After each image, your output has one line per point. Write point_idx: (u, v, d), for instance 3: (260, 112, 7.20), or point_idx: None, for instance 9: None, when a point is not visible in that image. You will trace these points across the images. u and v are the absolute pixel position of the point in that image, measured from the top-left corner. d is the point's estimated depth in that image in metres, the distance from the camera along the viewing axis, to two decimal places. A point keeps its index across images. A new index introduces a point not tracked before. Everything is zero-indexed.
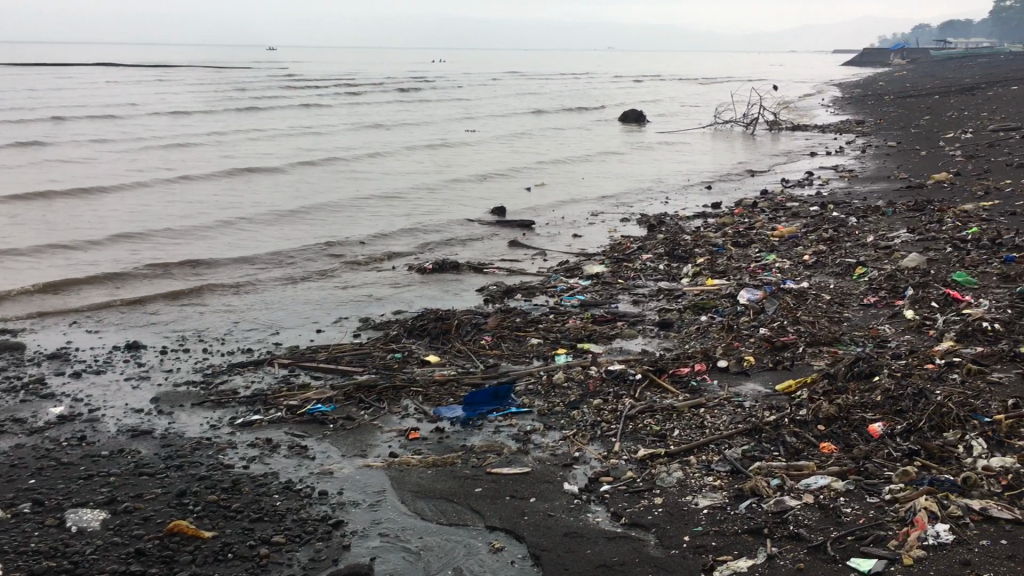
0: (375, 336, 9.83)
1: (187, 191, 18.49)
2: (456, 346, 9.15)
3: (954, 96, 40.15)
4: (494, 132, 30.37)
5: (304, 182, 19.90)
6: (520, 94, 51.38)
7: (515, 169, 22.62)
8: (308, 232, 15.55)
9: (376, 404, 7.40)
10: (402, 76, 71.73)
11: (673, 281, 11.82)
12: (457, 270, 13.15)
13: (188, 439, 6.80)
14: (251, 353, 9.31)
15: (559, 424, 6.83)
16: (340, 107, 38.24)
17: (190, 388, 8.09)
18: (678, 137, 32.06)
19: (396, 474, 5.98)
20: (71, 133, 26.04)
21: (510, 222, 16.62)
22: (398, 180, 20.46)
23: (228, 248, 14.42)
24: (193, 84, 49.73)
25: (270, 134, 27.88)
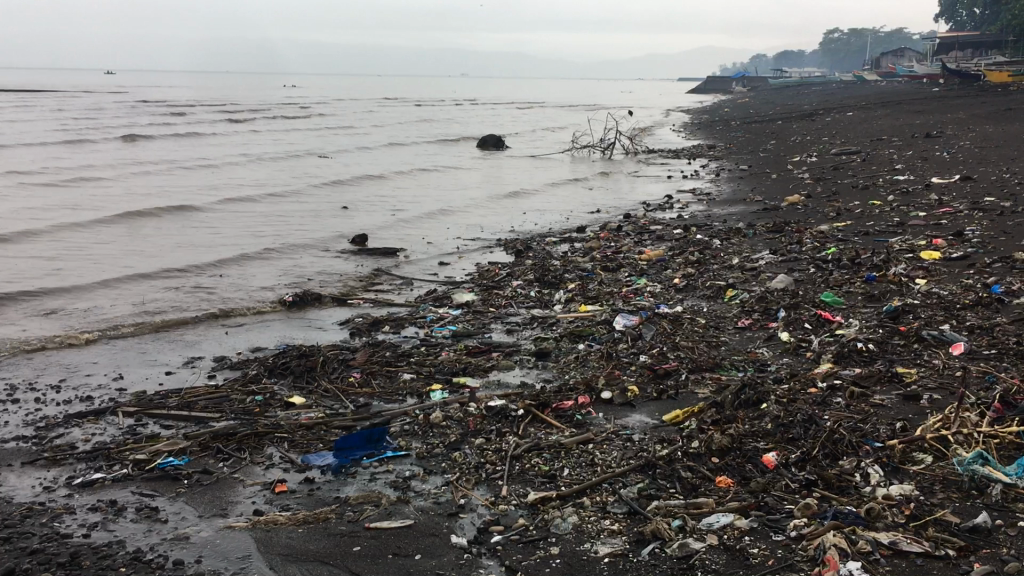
0: (233, 377, 9.09)
1: (17, 228, 16.94)
2: (323, 385, 8.56)
3: (797, 121, 42.14)
4: (355, 161, 29.69)
5: (151, 217, 18.68)
6: (378, 120, 50.81)
7: (378, 199, 22.05)
8: (157, 269, 14.50)
9: (236, 455, 6.73)
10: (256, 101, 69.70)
11: (545, 308, 11.57)
12: (321, 302, 12.50)
13: (16, 506, 5.90)
14: (92, 401, 8.40)
15: (440, 467, 6.39)
16: (189, 134, 36.57)
17: (20, 445, 7.14)
18: (539, 163, 32.22)
19: (262, 535, 5.36)
20: None
21: (375, 250, 16.05)
22: (255, 214, 19.51)
23: (66, 288, 13.18)
24: (27, 112, 46.56)
25: (114, 165, 26.23)
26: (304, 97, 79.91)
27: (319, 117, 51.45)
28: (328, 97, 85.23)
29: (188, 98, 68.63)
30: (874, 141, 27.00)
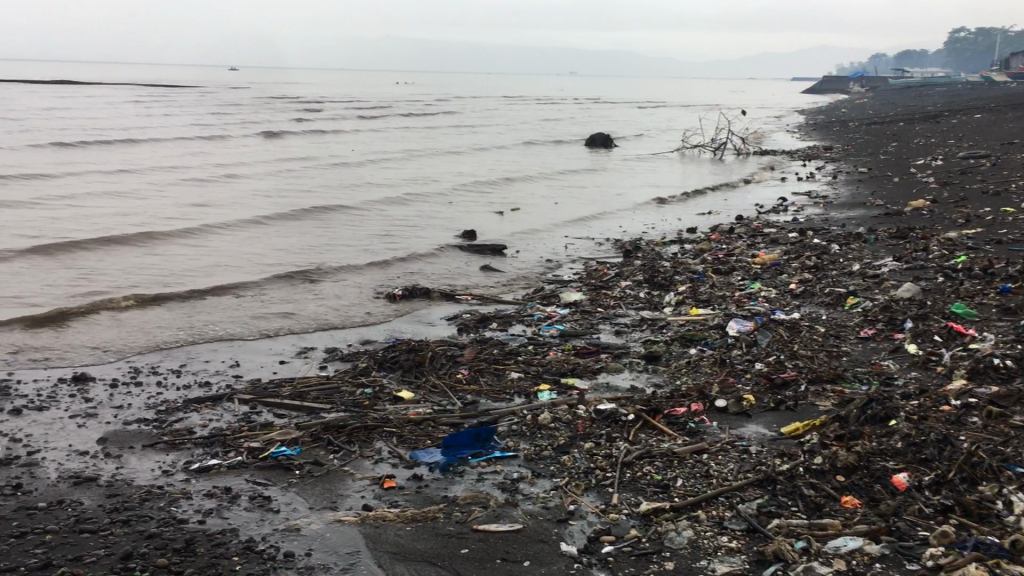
0: (343, 368, 9.19)
1: (144, 212, 17.58)
2: (431, 381, 8.55)
3: (919, 124, 40.38)
4: (463, 157, 29.84)
5: (267, 206, 19.15)
6: (486, 118, 51.15)
7: (485, 194, 22.07)
8: (271, 258, 14.79)
9: (347, 448, 6.76)
10: (368, 96, 71.04)
11: (655, 310, 11.33)
12: (429, 297, 12.54)
13: (137, 488, 6.04)
14: (209, 387, 8.59)
15: (549, 471, 6.28)
16: (303, 128, 37.48)
17: (141, 428, 7.34)
18: (648, 162, 31.79)
19: (371, 531, 5.34)
20: (26, 147, 24.99)
21: (483, 246, 16.05)
22: (366, 204, 19.74)
23: (186, 272, 13.57)
24: (154, 104, 48.53)
25: (233, 154, 27.04)
26: (415, 94, 81.13)
27: (429, 114, 52.09)
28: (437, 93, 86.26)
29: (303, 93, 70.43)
30: (1005, 144, 25.61)
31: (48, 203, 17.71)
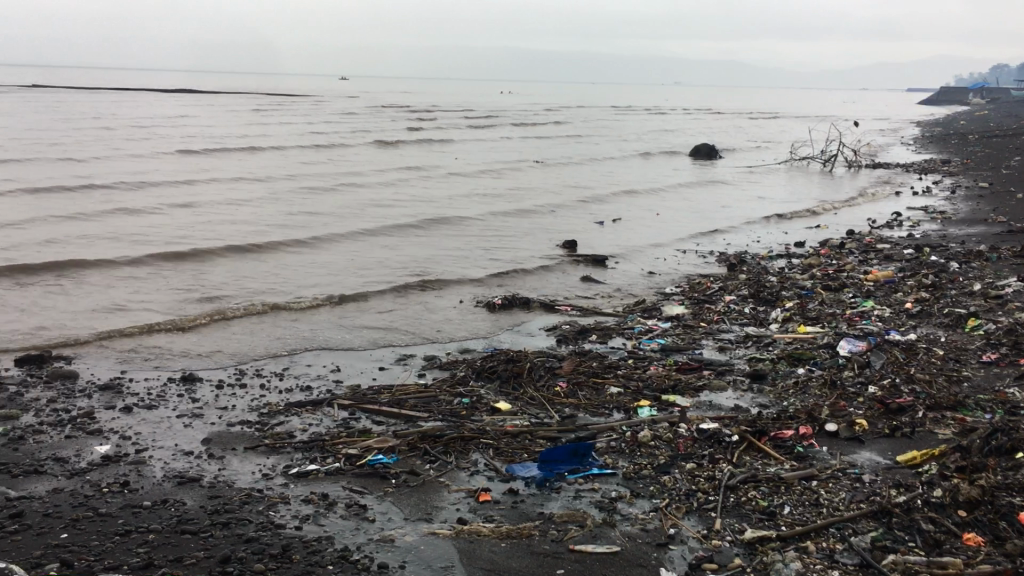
0: (441, 376, 9.18)
1: (255, 214, 18.08)
2: (529, 392, 8.45)
3: None
4: (566, 166, 29.71)
5: (372, 210, 19.44)
6: (588, 128, 50.97)
7: (587, 204, 21.89)
8: (373, 263, 14.97)
9: (442, 458, 6.71)
10: (472, 106, 71.74)
11: (760, 326, 10.97)
12: (528, 306, 12.46)
13: (237, 490, 6.11)
14: (310, 391, 8.69)
15: (648, 492, 6.10)
16: (409, 136, 38.07)
17: (243, 430, 7.46)
18: (754, 174, 31.09)
19: (465, 546, 5.26)
20: (147, 151, 26.06)
21: (584, 257, 15.91)
22: (468, 211, 19.85)
23: (291, 275, 13.85)
24: (268, 112, 50.07)
25: (340, 160, 27.58)
26: (519, 104, 81.53)
27: (532, 123, 52.23)
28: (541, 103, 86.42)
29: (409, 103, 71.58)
30: None
31: (164, 203, 18.35)
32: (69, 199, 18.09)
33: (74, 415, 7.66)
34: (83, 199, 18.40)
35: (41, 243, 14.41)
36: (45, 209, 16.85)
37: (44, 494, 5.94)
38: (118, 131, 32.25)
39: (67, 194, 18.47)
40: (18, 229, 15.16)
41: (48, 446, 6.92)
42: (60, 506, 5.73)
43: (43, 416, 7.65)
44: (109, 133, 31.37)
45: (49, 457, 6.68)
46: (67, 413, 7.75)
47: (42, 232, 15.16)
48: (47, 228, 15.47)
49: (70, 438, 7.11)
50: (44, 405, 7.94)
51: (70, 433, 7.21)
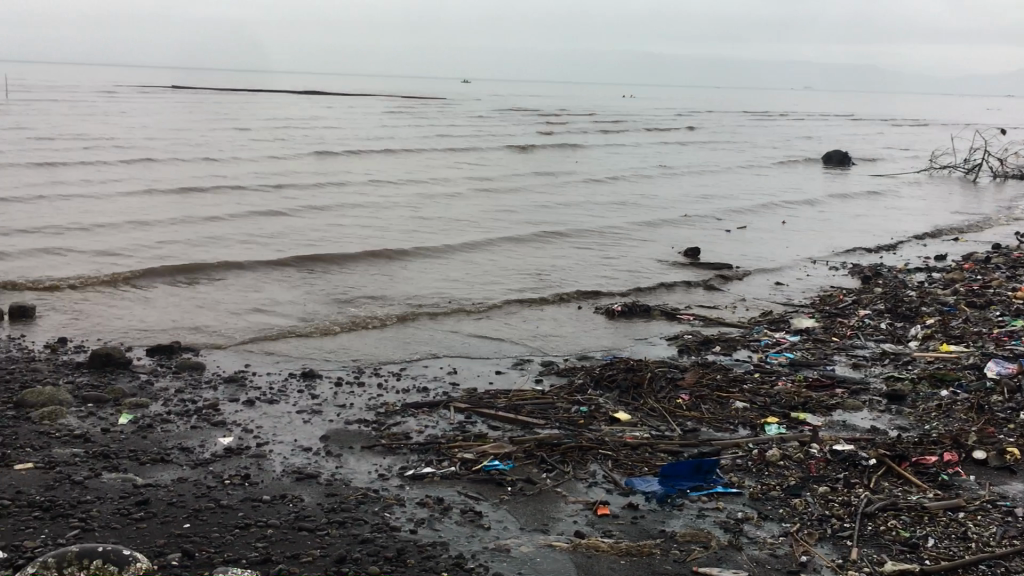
0: (559, 383, 9.00)
1: (379, 215, 18.35)
2: (649, 403, 8.19)
3: None
4: (690, 173, 29.08)
5: (493, 213, 19.46)
6: (713, 133, 49.93)
7: (712, 212, 21.32)
8: (493, 264, 14.93)
9: (559, 467, 6.54)
10: (595, 110, 71.44)
11: (897, 343, 10.37)
12: (650, 314, 12.16)
13: (354, 490, 6.09)
14: (427, 393, 8.66)
15: (777, 516, 5.76)
16: (532, 140, 38.11)
17: (361, 429, 7.46)
18: (890, 184, 29.73)
19: (582, 561, 5.06)
20: (279, 152, 26.89)
21: (708, 266, 15.46)
22: (590, 217, 19.63)
23: (413, 274, 13.94)
24: (396, 115, 51.05)
25: (464, 162, 27.76)
26: (643, 108, 80.63)
27: (656, 128, 51.55)
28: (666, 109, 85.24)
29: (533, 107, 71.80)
30: None
31: (293, 202, 18.81)
32: (205, 196, 18.74)
33: (200, 407, 7.83)
34: (218, 195, 19.07)
35: (177, 238, 14.93)
36: (183, 206, 17.50)
37: (170, 482, 6.06)
38: (253, 132, 33.43)
39: (203, 191, 19.15)
40: (157, 223, 15.77)
41: (174, 436, 7.08)
42: (184, 495, 5.82)
43: (171, 405, 7.85)
44: (245, 134, 32.56)
45: (175, 446, 6.83)
46: (193, 404, 7.94)
47: (179, 226, 15.71)
48: (183, 222, 16.04)
49: (196, 429, 7.26)
50: (173, 395, 8.15)
51: (196, 424, 7.36)
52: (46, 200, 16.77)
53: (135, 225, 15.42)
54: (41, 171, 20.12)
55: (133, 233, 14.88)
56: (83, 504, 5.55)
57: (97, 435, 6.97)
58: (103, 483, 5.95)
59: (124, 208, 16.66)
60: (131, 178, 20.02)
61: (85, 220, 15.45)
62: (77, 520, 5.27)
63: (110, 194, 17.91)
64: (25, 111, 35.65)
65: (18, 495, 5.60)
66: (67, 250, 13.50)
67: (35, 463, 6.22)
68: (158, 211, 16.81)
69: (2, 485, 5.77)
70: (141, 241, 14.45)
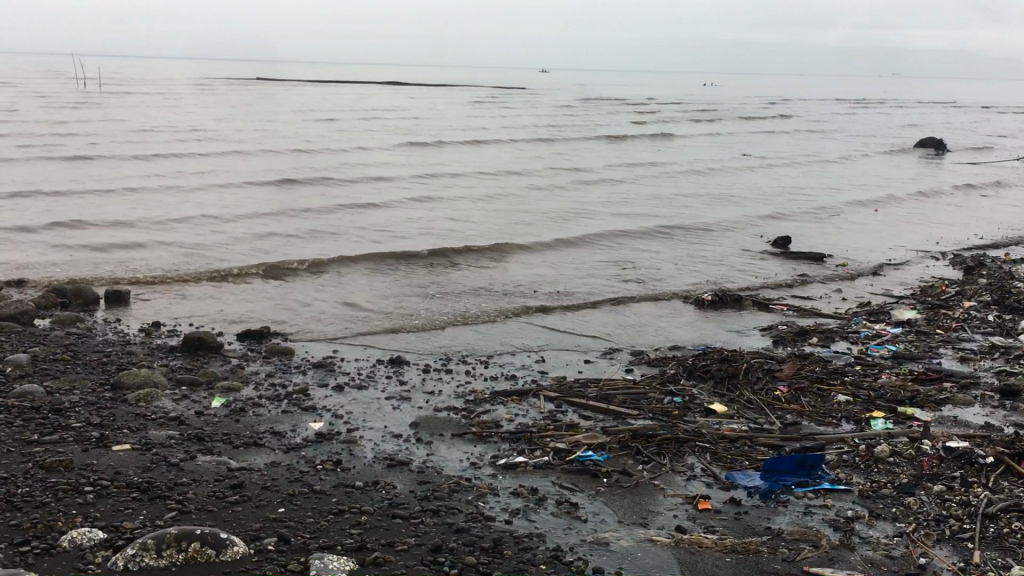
0: (650, 373, 8.76)
1: (462, 203, 18.30)
2: (746, 395, 7.90)
3: None
4: (780, 162, 28.31)
5: (577, 201, 19.23)
6: (802, 121, 48.64)
7: (804, 202, 20.69)
8: (578, 253, 14.73)
9: (656, 459, 6.32)
10: (680, 99, 70.28)
11: (1008, 336, 9.84)
12: (741, 304, 11.82)
13: (446, 477, 5.98)
14: (515, 381, 8.52)
15: (890, 515, 5.46)
16: (614, 128, 37.70)
17: (450, 416, 7.36)
18: (990, 173, 28.49)
19: (685, 557, 4.84)
20: (363, 142, 27.13)
21: (800, 255, 14.98)
22: (675, 206, 19.25)
23: (497, 263, 13.84)
24: (479, 105, 51.08)
25: (547, 151, 27.54)
26: (728, 96, 79.02)
27: (743, 117, 50.44)
28: (752, 97, 83.41)
29: (616, 96, 71.06)
30: None
31: (378, 191, 18.89)
32: (292, 185, 18.96)
33: (290, 391, 7.84)
34: (304, 184, 19.28)
35: (265, 227, 15.11)
36: (271, 196, 17.73)
37: (264, 466, 6.04)
38: (337, 122, 33.81)
39: (291, 180, 19.37)
40: (246, 213, 16.00)
41: (266, 420, 7.08)
42: (277, 479, 5.79)
43: (262, 389, 7.88)
44: (329, 124, 32.94)
45: (267, 430, 6.82)
46: (283, 388, 7.95)
47: (267, 215, 15.91)
48: (272, 211, 16.24)
49: (286, 413, 7.26)
50: (264, 379, 8.19)
51: (287, 409, 7.36)
52: (141, 192, 17.19)
53: (225, 215, 15.67)
54: (137, 163, 20.66)
55: (223, 223, 15.12)
56: (179, 486, 5.56)
57: (191, 418, 7.01)
58: (198, 466, 5.96)
59: (215, 199, 16.96)
60: (222, 169, 20.40)
61: (178, 210, 15.77)
62: (174, 502, 5.27)
63: (201, 184, 18.26)
64: (122, 105, 36.73)
65: (117, 476, 5.64)
66: (161, 239, 13.78)
67: (133, 444, 6.27)
68: (248, 201, 17.08)
69: (101, 465, 5.83)
70: (231, 230, 14.67)
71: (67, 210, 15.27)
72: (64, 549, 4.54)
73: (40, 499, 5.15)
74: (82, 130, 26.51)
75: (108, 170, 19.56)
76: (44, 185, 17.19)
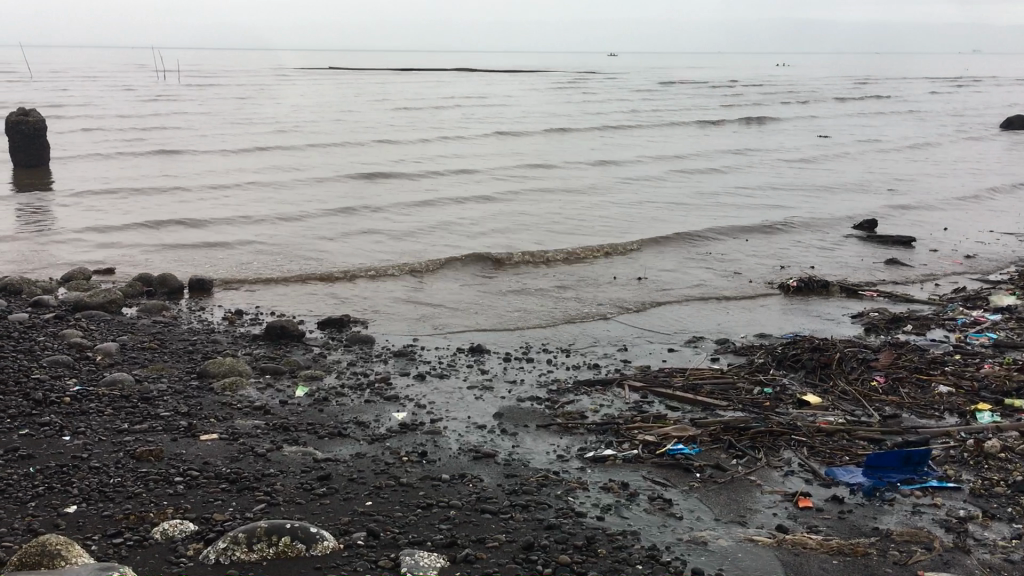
0: (737, 362, 8.50)
1: (537, 190, 18.15)
2: (840, 386, 7.59)
3: None
4: (867, 146, 27.39)
5: (652, 188, 18.93)
6: (887, 102, 47.14)
7: (891, 188, 19.94)
8: (656, 240, 14.45)
9: (751, 453, 6.09)
10: (760, 80, 68.61)
11: None
12: (828, 290, 11.42)
13: (534, 471, 5.83)
14: (598, 370, 8.33)
15: (1006, 516, 5.14)
16: (689, 112, 37.07)
17: (534, 407, 7.21)
18: None
19: (790, 559, 4.62)
20: (436, 132, 27.19)
21: (889, 239, 14.45)
22: (755, 193, 18.80)
23: (574, 250, 13.66)
24: (553, 91, 50.64)
25: (625, 139, 27.11)
26: (809, 77, 76.82)
27: (823, 98, 49.16)
28: (835, 76, 80.93)
29: (693, 79, 69.79)
30: None
31: (453, 182, 18.81)
32: (369, 177, 19.01)
33: (372, 380, 7.79)
34: (379, 174, 19.37)
35: (343, 220, 15.17)
36: (348, 189, 17.80)
37: (349, 457, 5.98)
38: (409, 111, 33.93)
39: (367, 172, 19.44)
40: (324, 206, 16.09)
41: (350, 410, 7.04)
42: (364, 471, 5.72)
43: (344, 378, 7.86)
44: (404, 113, 33.10)
45: (351, 420, 6.78)
46: (366, 377, 7.92)
47: (344, 208, 15.98)
48: (349, 203, 16.34)
49: (369, 403, 7.21)
50: (346, 367, 8.16)
51: (370, 398, 7.31)
52: (223, 188, 17.42)
53: (303, 208, 15.80)
54: (218, 158, 20.99)
55: (302, 215, 15.25)
56: (267, 478, 5.53)
57: (276, 407, 7.01)
58: (284, 456, 5.93)
59: (293, 194, 17.08)
60: (300, 163, 20.59)
61: (259, 206, 15.94)
62: (262, 494, 5.23)
63: (280, 179, 18.44)
64: (202, 98, 37.45)
65: (206, 466, 5.64)
66: (242, 235, 13.95)
67: (220, 434, 6.28)
68: (326, 194, 17.20)
69: (190, 455, 5.84)
70: (309, 224, 14.76)
71: (152, 206, 15.57)
72: (157, 541, 4.53)
73: (131, 490, 5.17)
74: (166, 123, 27.10)
75: (191, 166, 19.91)
76: (130, 183, 17.58)
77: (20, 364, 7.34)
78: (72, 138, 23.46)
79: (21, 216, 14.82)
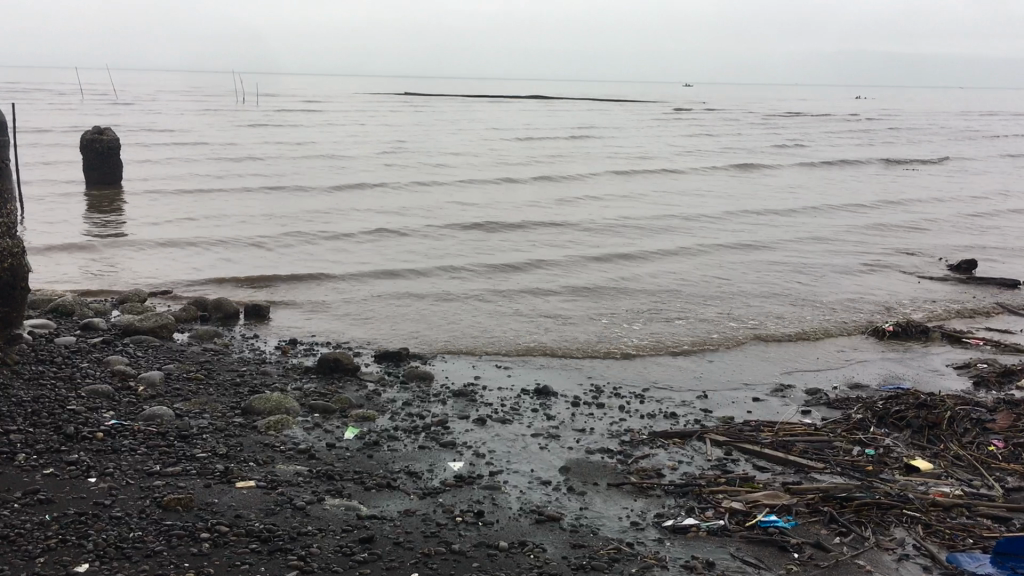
0: (831, 417, 7.62)
1: (609, 233, 17.54)
2: (953, 449, 6.71)
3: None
4: (958, 189, 26.01)
5: (730, 230, 18.16)
6: (981, 140, 45.31)
7: (987, 234, 18.68)
8: (736, 280, 13.66)
9: (856, 530, 5.28)
10: (844, 114, 66.96)
11: None
12: (926, 337, 10.48)
13: (605, 541, 5.12)
14: (675, 420, 7.54)
15: None
16: (771, 148, 36.03)
17: (604, 461, 6.48)
18: None
19: None
20: (509, 167, 26.79)
21: (991, 284, 13.40)
22: (841, 234, 17.90)
23: (650, 290, 12.95)
24: (631, 121, 50.00)
25: (702, 177, 26.32)
26: (895, 111, 74.80)
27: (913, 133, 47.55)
28: (921, 110, 78.74)
29: (774, 112, 68.40)
30: None
31: (521, 223, 18.20)
32: (434, 218, 18.54)
33: (428, 423, 7.14)
34: (448, 215, 19.01)
35: (409, 260, 14.75)
36: (412, 230, 17.31)
37: (397, 515, 5.35)
38: (484, 143, 33.59)
39: (432, 215, 18.94)
40: (386, 250, 15.61)
41: (401, 457, 6.40)
42: (411, 533, 5.08)
43: (399, 420, 7.22)
44: (478, 146, 32.78)
45: (401, 470, 6.13)
46: (421, 419, 7.27)
47: (410, 251, 15.58)
48: (417, 247, 15.96)
49: (424, 450, 6.56)
50: (400, 408, 7.53)
51: (424, 445, 6.66)
52: (289, 227, 17.18)
53: (366, 252, 15.39)
54: (287, 194, 20.83)
55: (367, 259, 14.90)
56: (304, 537, 4.91)
57: (323, 451, 6.41)
58: (325, 510, 5.33)
59: (358, 235, 16.76)
60: (366, 202, 20.26)
61: (322, 250, 15.56)
62: (297, 558, 4.64)
63: (345, 221, 18.10)
64: (279, 124, 37.68)
65: (238, 520, 5.06)
66: (303, 273, 13.59)
67: (257, 481, 5.69)
68: (393, 235, 16.86)
69: (224, 505, 5.28)
70: (372, 265, 14.33)
71: (217, 249, 15.39)
72: None
73: (153, 547, 4.61)
74: (239, 153, 27.11)
75: (260, 202, 19.73)
76: (198, 221, 17.45)
77: (57, 393, 6.88)
78: (146, 168, 23.54)
79: (87, 254, 14.72)
